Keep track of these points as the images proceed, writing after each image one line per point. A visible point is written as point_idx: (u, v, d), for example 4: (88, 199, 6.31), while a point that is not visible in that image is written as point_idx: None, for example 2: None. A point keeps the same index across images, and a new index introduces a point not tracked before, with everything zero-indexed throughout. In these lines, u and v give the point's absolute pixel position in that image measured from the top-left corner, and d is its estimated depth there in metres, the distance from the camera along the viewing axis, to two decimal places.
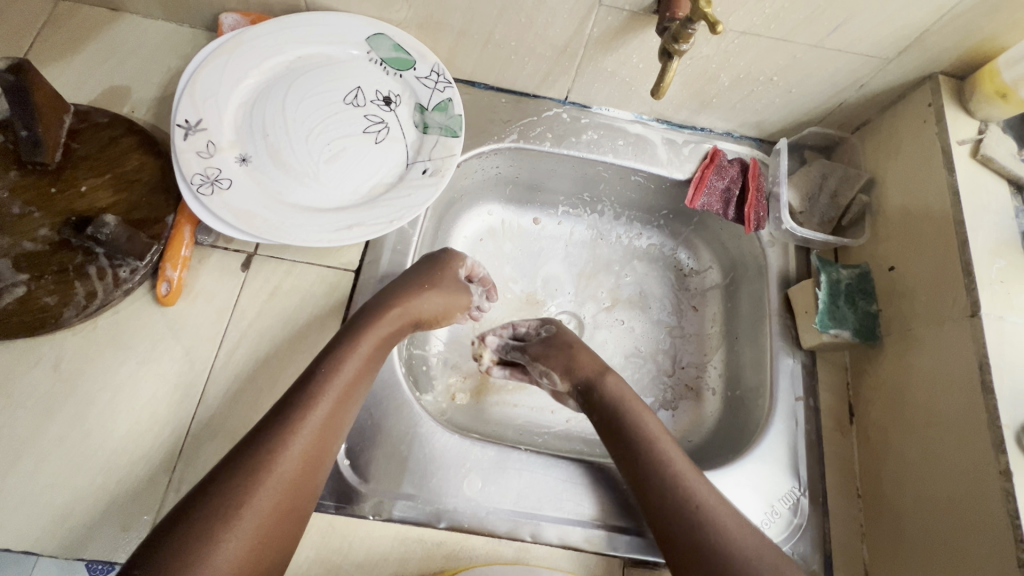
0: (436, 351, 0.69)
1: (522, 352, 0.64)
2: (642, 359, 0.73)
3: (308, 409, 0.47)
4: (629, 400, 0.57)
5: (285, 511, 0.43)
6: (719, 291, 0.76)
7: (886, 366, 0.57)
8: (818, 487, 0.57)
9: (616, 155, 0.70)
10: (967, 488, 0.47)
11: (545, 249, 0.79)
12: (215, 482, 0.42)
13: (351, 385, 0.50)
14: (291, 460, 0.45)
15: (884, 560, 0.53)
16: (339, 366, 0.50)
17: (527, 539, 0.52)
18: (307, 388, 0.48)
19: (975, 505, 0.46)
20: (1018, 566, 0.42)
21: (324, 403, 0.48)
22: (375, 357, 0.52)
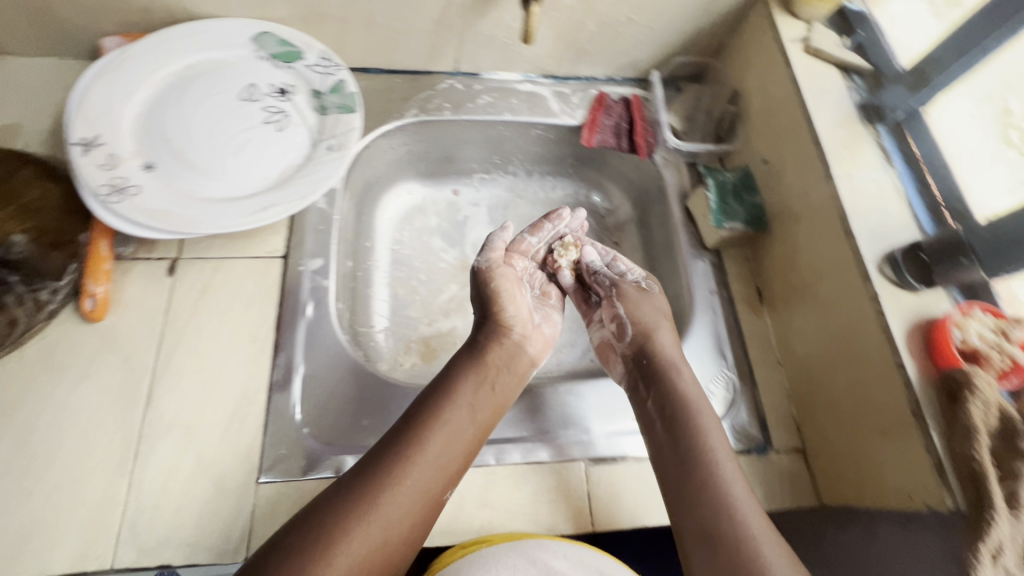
0: (381, 327, 0.72)
1: (612, 287, 0.65)
2: None
3: (435, 423, 0.50)
4: (697, 407, 0.54)
5: (412, 520, 0.45)
6: (633, 223, 0.82)
7: (777, 245, 0.64)
8: (744, 363, 0.63)
9: (512, 113, 0.75)
10: (852, 320, 0.54)
11: (470, 217, 0.83)
12: (362, 475, 0.46)
13: (449, 442, 0.49)
14: (419, 474, 0.47)
15: (808, 409, 0.59)
16: (456, 389, 0.53)
17: (492, 463, 0.55)
18: (433, 406, 0.51)
19: (860, 332, 0.53)
20: (898, 367, 0.49)
21: (443, 421, 0.50)
22: (479, 385, 0.55)
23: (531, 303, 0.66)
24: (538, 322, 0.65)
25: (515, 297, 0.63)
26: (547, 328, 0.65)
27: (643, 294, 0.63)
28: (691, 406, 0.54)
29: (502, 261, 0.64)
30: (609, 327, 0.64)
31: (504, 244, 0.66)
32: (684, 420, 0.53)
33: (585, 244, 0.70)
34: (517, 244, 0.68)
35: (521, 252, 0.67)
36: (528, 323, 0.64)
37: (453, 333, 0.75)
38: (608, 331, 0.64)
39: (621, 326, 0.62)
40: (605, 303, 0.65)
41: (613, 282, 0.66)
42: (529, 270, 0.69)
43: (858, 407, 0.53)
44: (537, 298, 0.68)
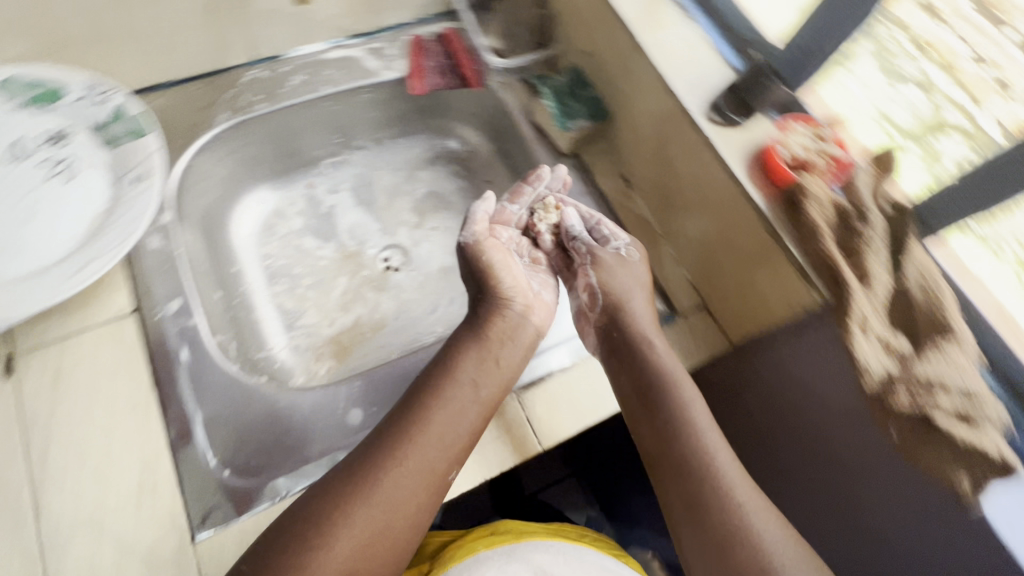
0: (280, 345, 0.69)
1: (586, 253, 0.62)
2: None
3: (434, 405, 0.50)
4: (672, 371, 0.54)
5: (412, 506, 0.46)
6: (495, 156, 0.81)
7: (623, 128, 0.66)
8: None
9: (333, 84, 0.70)
10: (699, 173, 0.57)
11: (336, 206, 0.80)
12: (362, 456, 0.47)
13: (451, 416, 0.50)
14: (419, 458, 0.47)
15: (696, 266, 0.63)
16: (457, 369, 0.54)
17: None
18: (434, 389, 0.52)
19: (709, 180, 0.56)
20: (746, 198, 0.52)
21: (443, 405, 0.51)
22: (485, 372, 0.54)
23: (523, 270, 0.64)
24: (535, 290, 0.63)
25: (509, 268, 0.62)
26: (547, 296, 0.64)
27: (617, 265, 0.61)
28: (667, 373, 0.54)
29: (487, 234, 0.62)
30: (581, 298, 0.62)
31: (486, 216, 0.63)
32: (662, 385, 0.53)
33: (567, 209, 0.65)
34: (498, 214, 0.65)
35: (503, 222, 0.65)
36: (527, 293, 0.62)
37: (360, 323, 0.73)
38: (579, 301, 0.62)
39: (594, 297, 0.60)
40: (580, 270, 0.63)
41: (589, 249, 0.63)
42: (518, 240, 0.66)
43: (728, 251, 0.57)
44: (528, 265, 0.66)
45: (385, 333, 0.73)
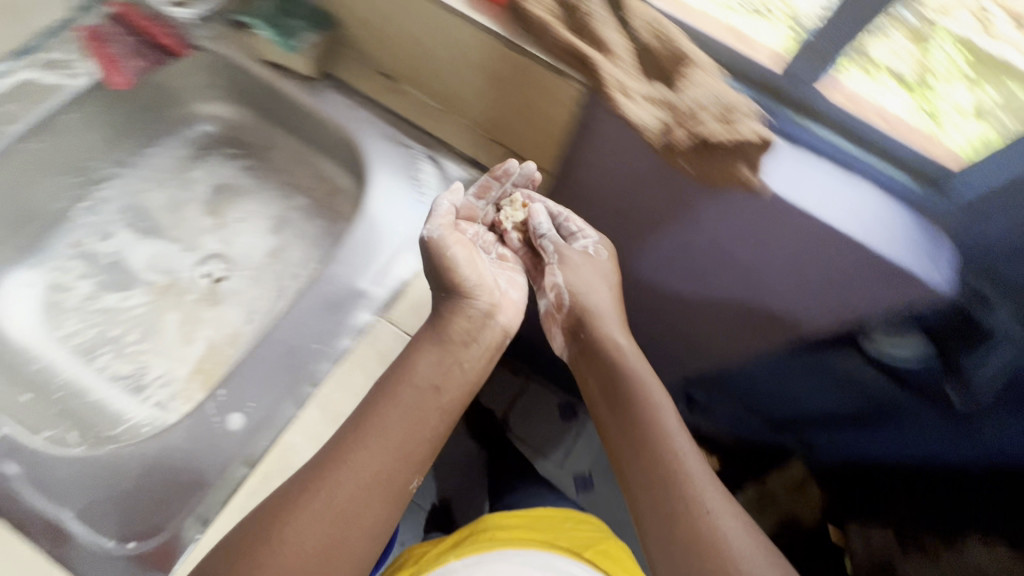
0: (132, 403, 0.63)
1: (553, 254, 0.63)
2: (287, 217, 0.75)
3: (387, 403, 0.50)
4: (631, 356, 0.59)
5: (366, 508, 0.47)
6: (255, 118, 0.75)
7: (350, 21, 0.62)
8: (422, 136, 0.65)
9: (19, 121, 0.59)
10: (437, 30, 0.56)
11: (120, 249, 0.71)
12: (320, 459, 0.48)
13: (416, 414, 0.51)
14: (373, 461, 0.48)
15: (483, 121, 0.64)
16: (412, 365, 0.52)
17: (314, 391, 0.53)
18: (389, 389, 0.51)
19: (448, 32, 0.56)
20: (483, 32, 0.53)
21: (399, 402, 0.50)
22: (451, 385, 0.53)
23: (490, 268, 0.62)
24: (503, 288, 0.61)
25: (475, 265, 0.58)
26: (517, 294, 0.62)
27: (593, 264, 0.63)
28: (624, 359, 0.58)
29: (453, 227, 0.57)
30: (547, 298, 0.64)
31: (451, 207, 0.58)
32: (615, 369, 0.58)
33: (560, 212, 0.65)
34: (461, 208, 0.60)
35: (469, 219, 0.61)
36: (495, 292, 0.60)
37: (214, 345, 0.67)
38: (545, 301, 0.64)
39: (560, 296, 0.62)
40: (548, 270, 0.63)
41: (556, 248, 0.63)
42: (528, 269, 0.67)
43: (497, 90, 0.59)
44: (495, 262, 0.64)
45: (242, 337, 0.68)
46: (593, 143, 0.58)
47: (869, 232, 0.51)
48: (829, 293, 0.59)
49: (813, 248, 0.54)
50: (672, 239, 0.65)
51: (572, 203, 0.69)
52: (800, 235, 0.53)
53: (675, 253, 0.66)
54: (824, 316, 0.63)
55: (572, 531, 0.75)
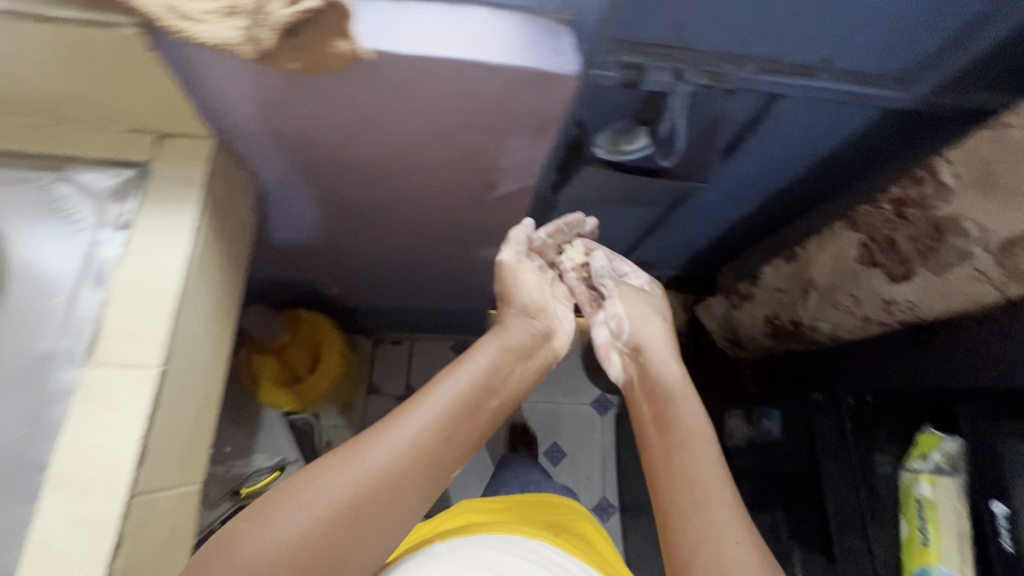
0: None
1: (615, 287, 0.79)
2: None
3: (423, 399, 0.55)
4: (676, 375, 0.68)
5: (386, 497, 0.47)
6: None
7: None
8: (45, 160, 0.56)
9: None
10: None
11: None
12: (359, 437, 0.51)
13: (460, 423, 0.55)
14: (415, 443, 0.51)
15: (102, 115, 0.56)
16: (478, 363, 0.62)
17: (47, 474, 0.47)
18: (430, 388, 0.57)
19: None
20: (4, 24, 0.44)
21: (439, 396, 0.56)
22: (507, 395, 0.62)
23: (552, 296, 0.76)
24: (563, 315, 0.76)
25: (542, 291, 0.73)
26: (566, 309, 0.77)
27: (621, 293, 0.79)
28: (667, 377, 0.68)
29: (523, 258, 0.74)
30: (609, 324, 0.77)
31: (530, 240, 0.76)
32: (659, 385, 0.67)
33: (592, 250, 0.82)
34: (531, 243, 0.76)
35: (538, 252, 0.77)
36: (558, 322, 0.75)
37: None
38: (606, 331, 0.77)
39: (619, 322, 0.75)
40: (609, 301, 0.78)
41: (614, 284, 0.80)
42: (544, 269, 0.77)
43: (86, 77, 0.50)
44: (555, 294, 0.78)
45: None
46: (201, 83, 0.53)
47: (477, 58, 0.51)
48: (505, 124, 0.60)
49: (450, 90, 0.54)
50: (358, 136, 0.62)
51: (257, 144, 0.64)
52: (427, 82, 0.53)
53: (372, 143, 0.64)
54: (519, 149, 0.65)
55: (555, 515, 0.88)
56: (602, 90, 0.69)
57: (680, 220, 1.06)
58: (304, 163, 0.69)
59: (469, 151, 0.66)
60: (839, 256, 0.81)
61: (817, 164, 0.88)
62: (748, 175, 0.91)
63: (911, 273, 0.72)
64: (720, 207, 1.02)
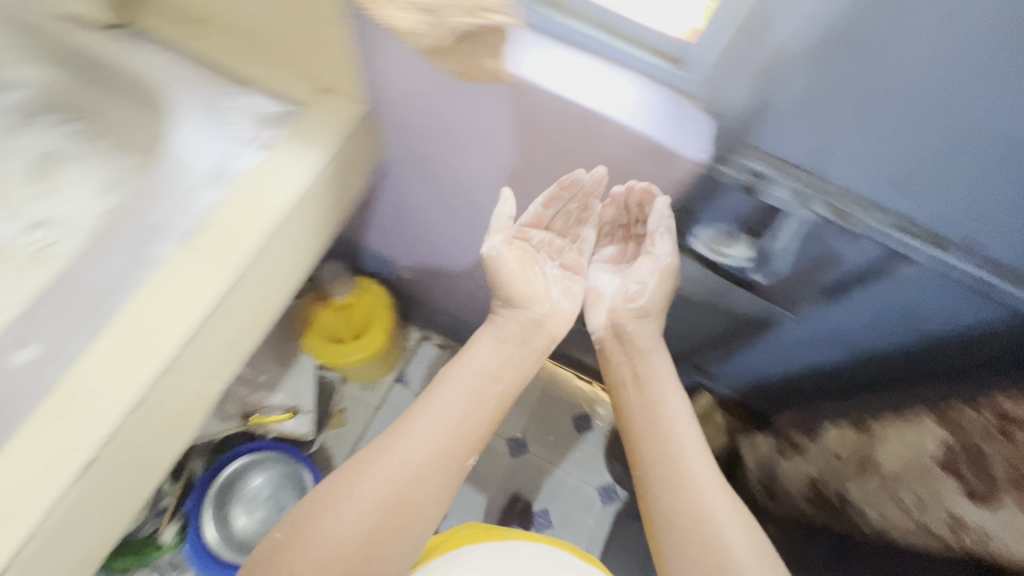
0: None
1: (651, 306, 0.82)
2: (122, 179, 0.75)
3: (388, 458, 0.69)
4: (666, 482, 0.71)
5: None
6: (79, 84, 0.74)
7: None
8: (236, 76, 0.66)
9: None
10: None
11: None
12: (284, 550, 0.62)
13: (388, 496, 0.66)
14: (321, 543, 0.62)
15: (285, 57, 0.65)
16: (411, 420, 0.73)
17: (110, 320, 0.53)
18: (386, 447, 0.70)
19: None
20: None
21: (342, 489, 0.66)
22: (420, 475, 0.69)
23: (552, 279, 0.83)
24: (556, 298, 0.84)
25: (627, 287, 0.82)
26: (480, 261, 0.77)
27: (652, 271, 0.78)
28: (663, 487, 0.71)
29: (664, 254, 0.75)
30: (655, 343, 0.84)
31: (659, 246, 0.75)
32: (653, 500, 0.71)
33: (654, 231, 0.73)
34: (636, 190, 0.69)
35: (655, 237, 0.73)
36: (547, 299, 0.83)
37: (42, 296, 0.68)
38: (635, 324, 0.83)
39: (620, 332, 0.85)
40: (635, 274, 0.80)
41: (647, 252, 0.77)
42: (521, 253, 0.78)
43: (298, 38, 0.61)
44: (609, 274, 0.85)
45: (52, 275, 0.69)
46: (372, 58, 0.61)
47: (614, 113, 0.56)
48: (614, 185, 0.68)
49: (585, 136, 0.60)
50: (488, 151, 0.71)
51: (406, 123, 0.71)
52: (563, 120, 0.59)
53: (510, 157, 0.70)
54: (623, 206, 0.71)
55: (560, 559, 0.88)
56: (714, 187, 0.65)
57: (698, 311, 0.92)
58: (426, 146, 0.75)
59: (569, 190, 0.72)
60: (916, 445, 0.72)
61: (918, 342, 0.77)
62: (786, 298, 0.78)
63: (995, 501, 0.61)
64: (805, 343, 0.91)
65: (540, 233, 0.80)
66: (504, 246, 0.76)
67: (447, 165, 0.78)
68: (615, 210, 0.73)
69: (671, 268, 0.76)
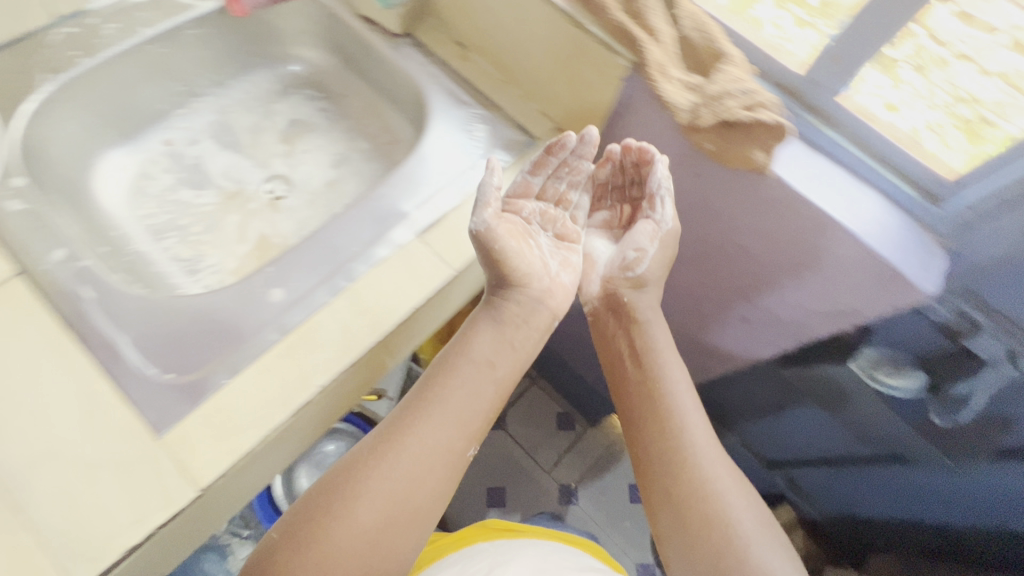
0: (174, 270, 0.71)
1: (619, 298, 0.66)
2: (348, 157, 0.83)
3: (389, 464, 0.51)
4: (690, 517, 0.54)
5: None
6: (342, 70, 0.85)
7: None
8: (485, 99, 0.74)
9: (151, 25, 0.71)
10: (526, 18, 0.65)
11: (201, 155, 0.80)
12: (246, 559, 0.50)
13: (395, 514, 0.50)
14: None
15: (534, 94, 0.73)
16: (414, 414, 0.55)
17: (347, 283, 0.60)
18: (382, 448, 0.52)
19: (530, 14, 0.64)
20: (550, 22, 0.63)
21: (330, 504, 0.49)
22: (418, 481, 0.51)
23: (546, 249, 0.65)
24: (555, 272, 0.65)
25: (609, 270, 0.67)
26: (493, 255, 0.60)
27: (650, 238, 0.64)
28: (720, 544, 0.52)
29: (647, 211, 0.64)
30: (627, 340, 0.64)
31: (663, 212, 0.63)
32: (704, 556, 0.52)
33: (654, 192, 0.63)
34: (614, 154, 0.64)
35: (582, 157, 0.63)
36: (545, 272, 0.64)
37: (264, 239, 0.76)
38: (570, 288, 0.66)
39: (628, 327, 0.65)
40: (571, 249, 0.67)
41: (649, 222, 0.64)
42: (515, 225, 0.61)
43: (559, 82, 0.68)
44: (552, 242, 0.66)
45: (275, 223, 0.78)
46: (631, 110, 0.64)
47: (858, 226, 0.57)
48: (815, 291, 0.66)
49: (814, 239, 0.60)
50: (693, 224, 0.71)
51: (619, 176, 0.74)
52: (799, 218, 0.59)
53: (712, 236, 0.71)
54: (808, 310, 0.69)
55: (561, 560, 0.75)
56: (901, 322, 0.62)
57: (697, 313, 0.83)
58: None
59: (771, 288, 0.70)
60: None
61: (1004, 503, 0.72)
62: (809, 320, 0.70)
63: None
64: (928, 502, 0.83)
65: (530, 207, 0.65)
66: (499, 220, 0.60)
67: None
68: (818, 321, 0.70)
69: (673, 235, 0.64)
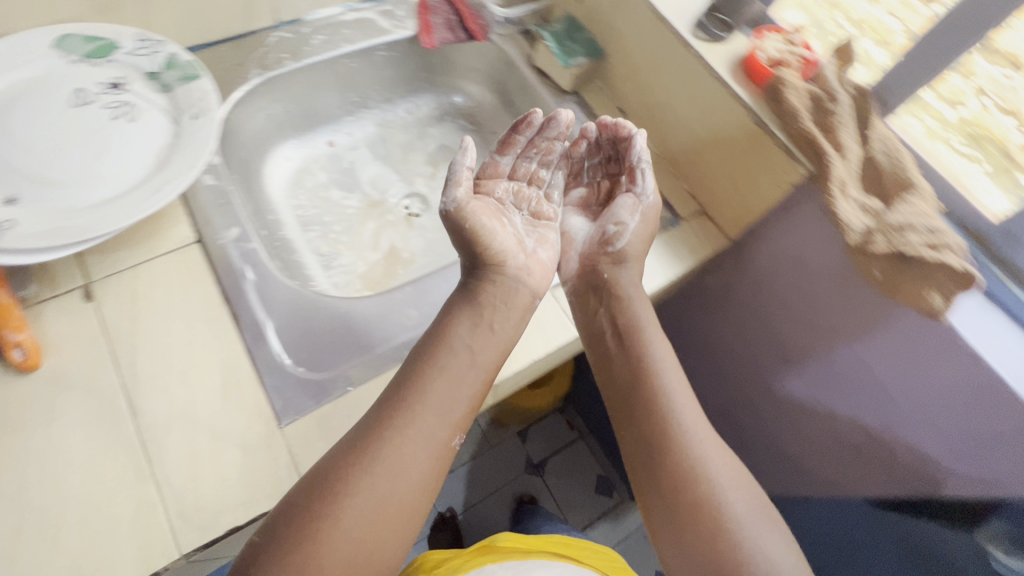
0: (310, 261, 0.75)
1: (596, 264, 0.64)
2: None
3: (375, 465, 0.45)
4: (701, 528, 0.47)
5: None
6: (499, 110, 0.89)
7: (616, 62, 0.76)
8: None
9: (350, 42, 0.78)
10: (703, 106, 0.67)
11: (355, 161, 0.86)
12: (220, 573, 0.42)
13: (383, 516, 0.43)
14: None
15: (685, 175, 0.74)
16: (396, 408, 0.48)
17: None
18: (362, 446, 0.45)
19: (708, 104, 0.66)
20: (729, 116, 0.64)
21: (310, 511, 0.42)
22: (404, 478, 0.45)
23: (523, 227, 0.63)
24: (531, 249, 0.63)
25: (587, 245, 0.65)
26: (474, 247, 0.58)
27: (631, 210, 0.63)
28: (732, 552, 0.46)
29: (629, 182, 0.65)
30: (600, 318, 0.61)
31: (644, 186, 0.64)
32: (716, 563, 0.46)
33: (635, 166, 0.64)
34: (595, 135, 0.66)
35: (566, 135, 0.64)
36: (522, 250, 0.61)
37: (393, 251, 0.80)
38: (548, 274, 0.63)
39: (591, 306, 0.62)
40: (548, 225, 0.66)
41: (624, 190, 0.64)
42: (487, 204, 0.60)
43: (718, 171, 0.69)
44: (529, 220, 0.65)
45: (406, 239, 0.81)
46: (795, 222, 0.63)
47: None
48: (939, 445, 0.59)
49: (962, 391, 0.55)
50: (817, 342, 0.67)
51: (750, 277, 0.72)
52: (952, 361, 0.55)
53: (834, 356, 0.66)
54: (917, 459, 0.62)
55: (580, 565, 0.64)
56: None
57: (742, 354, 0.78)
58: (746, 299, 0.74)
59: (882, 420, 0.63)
60: None
61: None
62: (851, 387, 0.65)
63: None
64: None
65: (501, 187, 0.63)
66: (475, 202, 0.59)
67: (745, 313, 0.76)
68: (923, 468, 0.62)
69: (654, 209, 0.64)
